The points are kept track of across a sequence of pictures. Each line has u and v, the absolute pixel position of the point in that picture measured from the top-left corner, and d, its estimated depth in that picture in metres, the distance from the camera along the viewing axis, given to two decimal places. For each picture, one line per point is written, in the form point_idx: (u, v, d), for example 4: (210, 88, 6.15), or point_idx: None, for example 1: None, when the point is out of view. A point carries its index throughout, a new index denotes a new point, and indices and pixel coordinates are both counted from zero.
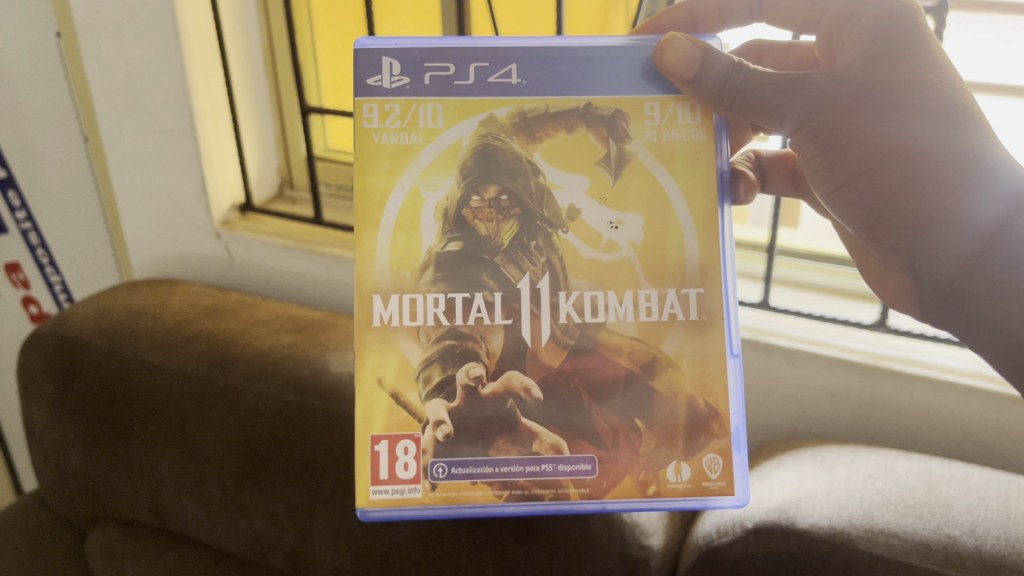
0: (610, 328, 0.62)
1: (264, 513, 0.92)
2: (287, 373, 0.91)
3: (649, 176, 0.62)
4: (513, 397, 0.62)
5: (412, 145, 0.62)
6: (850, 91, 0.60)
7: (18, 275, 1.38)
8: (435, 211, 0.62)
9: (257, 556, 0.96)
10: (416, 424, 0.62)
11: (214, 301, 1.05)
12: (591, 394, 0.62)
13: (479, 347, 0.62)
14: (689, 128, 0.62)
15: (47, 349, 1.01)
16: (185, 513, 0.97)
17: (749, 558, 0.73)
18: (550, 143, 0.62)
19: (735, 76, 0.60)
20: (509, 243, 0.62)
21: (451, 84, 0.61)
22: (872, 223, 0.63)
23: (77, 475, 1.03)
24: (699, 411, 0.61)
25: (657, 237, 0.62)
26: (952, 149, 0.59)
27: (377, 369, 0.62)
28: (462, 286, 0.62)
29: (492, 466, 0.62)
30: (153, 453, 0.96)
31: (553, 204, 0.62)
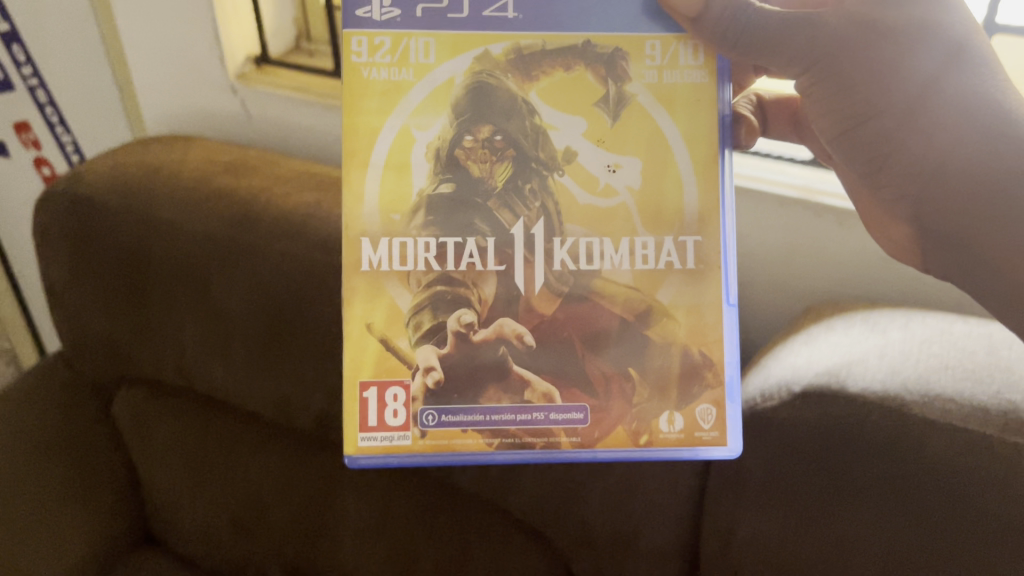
0: (604, 274, 0.54)
1: (292, 374, 0.90)
2: (312, 233, 0.87)
3: (648, 119, 0.54)
4: (505, 344, 0.55)
5: (402, 79, 0.53)
6: (864, 31, 0.53)
7: (29, 135, 1.33)
8: (428, 151, 0.54)
9: (284, 420, 0.95)
10: (405, 370, 0.55)
11: (235, 158, 1.00)
12: (584, 341, 0.56)
13: (470, 294, 0.55)
14: (686, 68, 0.53)
15: (62, 208, 0.97)
16: (212, 378, 0.96)
17: (798, 423, 0.71)
18: (547, 82, 0.54)
19: (738, 11, 0.53)
20: (503, 186, 0.54)
21: (444, 17, 0.53)
22: (876, 169, 0.57)
23: (100, 337, 1.01)
24: (694, 359, 0.55)
25: (657, 183, 0.54)
26: (972, 93, 0.54)
27: (367, 310, 0.55)
28: (450, 229, 0.54)
29: (483, 414, 0.55)
30: (176, 316, 0.94)
31: (548, 146, 0.54)
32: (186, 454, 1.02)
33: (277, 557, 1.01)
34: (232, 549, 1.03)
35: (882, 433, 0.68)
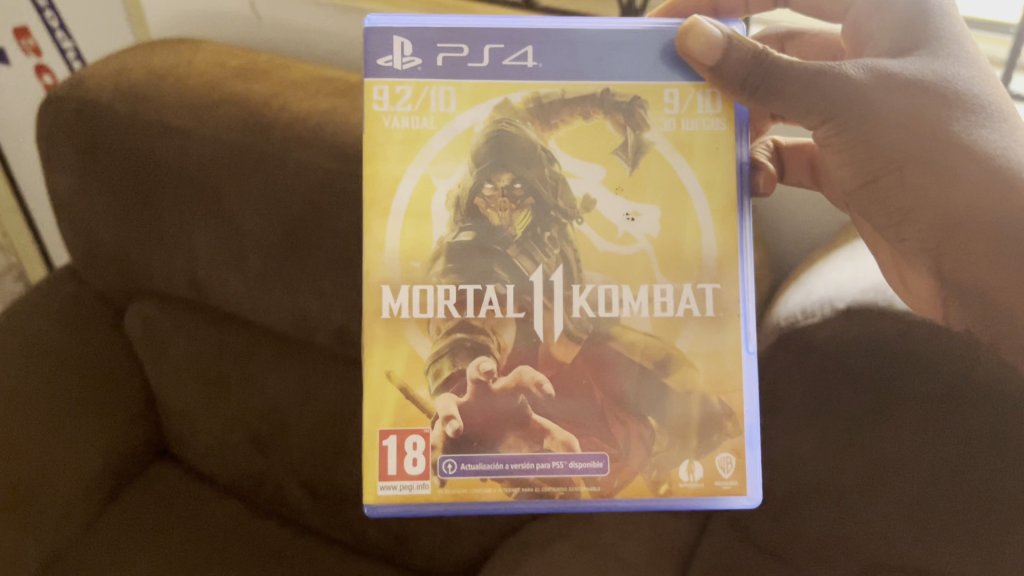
0: (622, 322, 0.54)
1: (308, 287, 0.88)
2: (328, 141, 0.83)
3: (666, 167, 0.54)
4: (525, 393, 0.54)
5: (421, 127, 0.54)
6: (887, 85, 0.55)
7: (29, 42, 1.28)
8: (448, 198, 0.54)
9: (302, 334, 0.93)
10: (425, 419, 0.54)
11: (243, 62, 0.92)
12: (603, 386, 0.55)
13: (490, 341, 0.54)
14: (707, 114, 0.54)
15: (64, 115, 0.92)
16: (227, 290, 0.93)
17: (839, 340, 0.68)
18: (568, 128, 0.54)
19: (762, 61, 0.54)
20: (522, 235, 0.54)
21: (463, 67, 0.54)
22: (898, 224, 0.59)
23: (109, 249, 0.98)
24: (713, 408, 0.54)
25: (675, 231, 0.54)
26: (992, 149, 0.56)
27: (385, 358, 0.54)
28: (466, 273, 0.54)
29: (503, 462, 0.54)
30: (188, 227, 0.90)
31: (567, 194, 0.54)
32: (200, 367, 1.00)
33: (294, 473, 0.99)
34: (250, 463, 1.01)
35: (942, 367, 0.64)
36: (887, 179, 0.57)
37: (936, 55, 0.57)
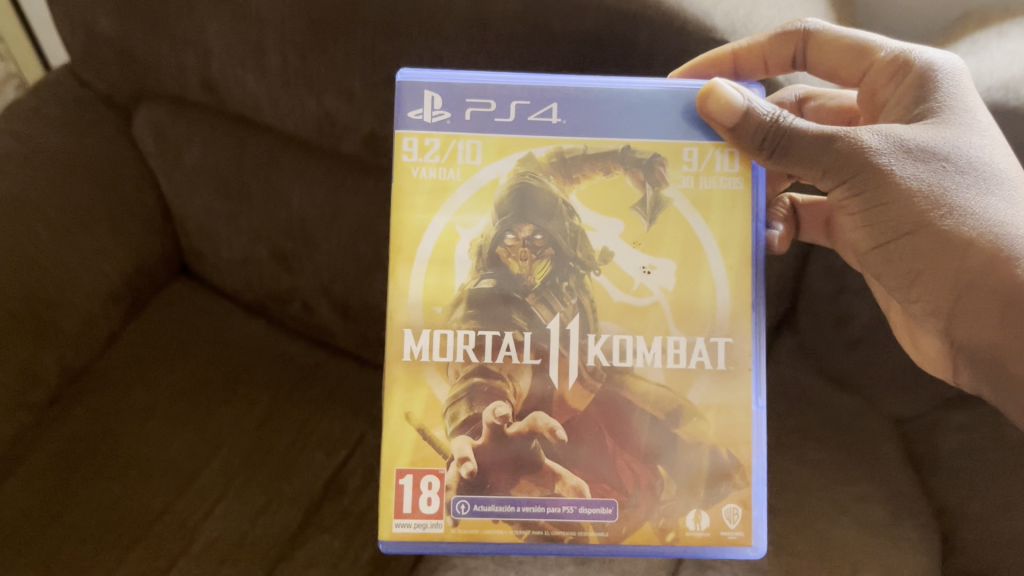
0: (635, 374, 0.55)
1: (336, 87, 0.78)
2: None
3: (683, 225, 0.55)
4: (538, 438, 0.55)
5: (447, 178, 0.55)
6: (897, 151, 0.54)
7: None
8: (471, 247, 0.56)
9: (329, 140, 0.84)
10: (440, 459, 0.55)
11: None
12: (615, 437, 0.55)
13: (506, 386, 0.55)
14: (724, 173, 0.56)
15: None
16: (242, 87, 0.83)
17: None
18: (587, 184, 0.56)
19: (783, 122, 0.55)
20: (541, 283, 0.55)
21: (490, 121, 0.55)
22: (908, 285, 0.57)
23: (110, 44, 0.87)
24: (717, 460, 0.55)
25: (691, 287, 0.55)
26: (996, 219, 0.53)
27: (407, 397, 0.55)
28: (483, 318, 0.55)
29: (514, 504, 0.55)
30: (199, 16, 0.79)
31: (586, 246, 0.56)
32: (220, 179, 0.91)
33: (325, 291, 0.92)
34: (275, 281, 0.95)
35: None
36: (900, 240, 0.55)
37: (945, 125, 0.56)
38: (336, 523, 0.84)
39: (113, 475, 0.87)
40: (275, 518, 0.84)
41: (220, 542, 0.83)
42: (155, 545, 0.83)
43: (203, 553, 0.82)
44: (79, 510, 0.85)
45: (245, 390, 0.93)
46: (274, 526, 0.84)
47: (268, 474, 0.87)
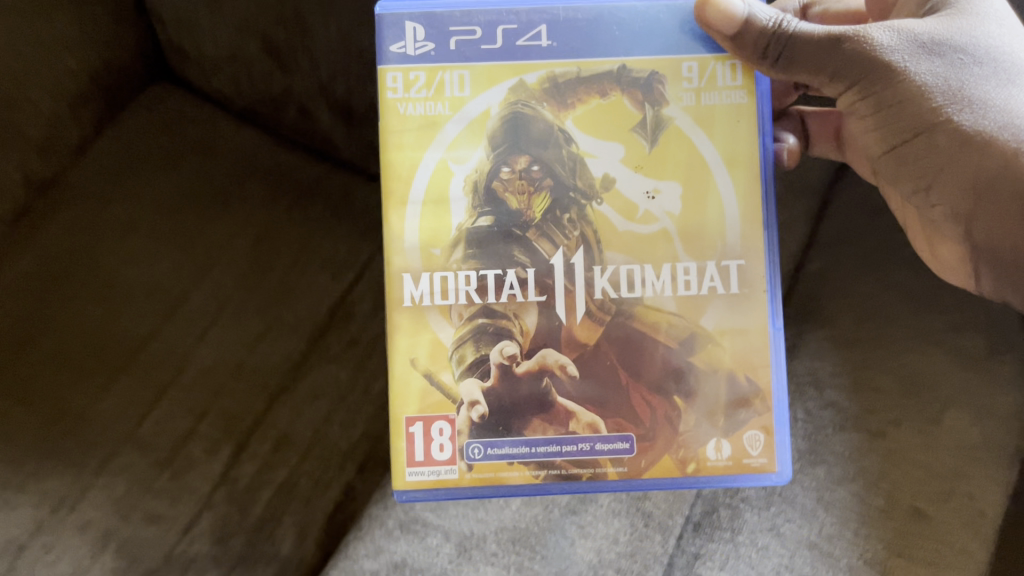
0: (644, 305, 0.52)
1: None
2: None
3: (687, 145, 0.52)
4: (549, 376, 0.52)
5: (433, 113, 0.52)
6: (911, 48, 0.52)
7: None
8: (465, 183, 0.52)
9: None
10: (449, 404, 0.52)
11: None
12: (628, 370, 0.52)
13: (512, 325, 0.52)
14: (728, 91, 0.52)
15: None
16: None
17: None
18: (583, 109, 0.52)
19: (783, 27, 0.52)
20: (541, 217, 0.52)
21: (477, 48, 0.52)
22: (927, 188, 0.54)
23: None
24: (740, 384, 0.53)
25: (697, 208, 0.52)
26: (1016, 109, 0.51)
27: (410, 341, 0.52)
28: (483, 259, 0.52)
29: (529, 445, 0.52)
30: None
31: (586, 174, 0.52)
32: None
33: (324, 92, 0.74)
34: (266, 79, 0.76)
35: None
36: (918, 139, 0.53)
37: (963, 20, 0.53)
38: (344, 351, 0.75)
39: (90, 297, 0.75)
40: (274, 346, 0.74)
41: (214, 372, 0.73)
42: (142, 373, 0.73)
43: (197, 382, 0.73)
44: (53, 333, 0.74)
45: (237, 202, 0.79)
46: (274, 355, 0.74)
47: (267, 298, 0.76)
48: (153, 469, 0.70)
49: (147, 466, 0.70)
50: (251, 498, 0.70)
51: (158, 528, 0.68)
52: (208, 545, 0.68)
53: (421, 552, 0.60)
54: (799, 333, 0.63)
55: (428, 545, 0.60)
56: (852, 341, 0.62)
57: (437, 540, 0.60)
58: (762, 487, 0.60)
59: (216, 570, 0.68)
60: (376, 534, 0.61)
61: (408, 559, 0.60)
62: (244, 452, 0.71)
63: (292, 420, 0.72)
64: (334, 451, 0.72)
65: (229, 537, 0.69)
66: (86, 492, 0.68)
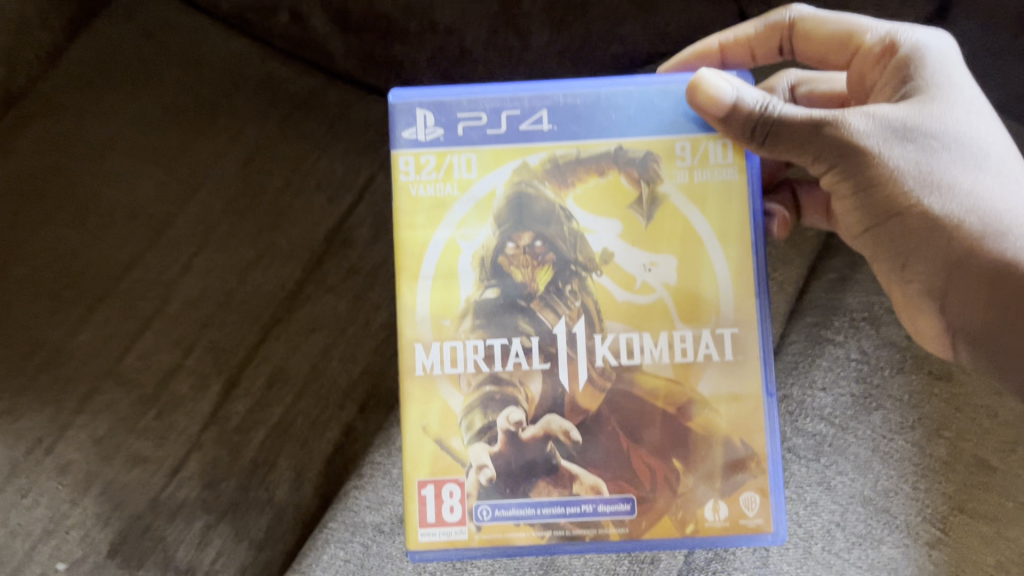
0: (644, 370, 0.46)
1: None
2: None
3: (685, 224, 0.46)
4: (553, 441, 0.45)
5: (443, 194, 0.47)
6: (884, 133, 0.45)
7: None
8: (472, 262, 0.46)
9: None
10: (460, 467, 0.46)
11: None
12: (630, 435, 0.45)
13: (517, 392, 0.46)
14: (717, 169, 0.46)
15: None
16: None
17: None
18: (582, 188, 0.46)
19: (774, 109, 0.45)
20: (544, 291, 0.46)
21: (483, 134, 0.47)
22: (900, 266, 0.48)
23: None
24: (736, 451, 0.45)
25: (694, 284, 0.46)
26: (984, 199, 0.45)
27: (421, 409, 0.46)
28: (492, 329, 0.46)
29: (534, 506, 0.45)
30: None
31: (585, 250, 0.46)
32: None
33: None
34: None
35: None
36: (892, 222, 0.47)
37: (930, 98, 0.47)
38: (343, 281, 0.68)
39: (66, 221, 0.68)
40: (267, 274, 0.68)
41: (202, 303, 0.67)
42: (124, 303, 0.67)
43: (183, 314, 0.66)
44: (28, 260, 0.67)
45: (225, 118, 0.71)
46: (267, 283, 0.67)
47: (259, 221, 0.69)
48: (137, 408, 0.64)
49: (130, 404, 0.64)
50: (243, 439, 0.63)
51: (142, 471, 0.63)
52: (197, 488, 0.62)
53: None
54: (853, 264, 0.56)
55: None
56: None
57: None
58: (813, 436, 0.54)
59: (206, 515, 0.62)
60: (378, 484, 0.52)
61: None
62: (236, 389, 0.65)
63: (287, 354, 0.66)
64: (334, 388, 0.65)
65: (220, 480, 0.63)
66: (65, 431, 0.62)
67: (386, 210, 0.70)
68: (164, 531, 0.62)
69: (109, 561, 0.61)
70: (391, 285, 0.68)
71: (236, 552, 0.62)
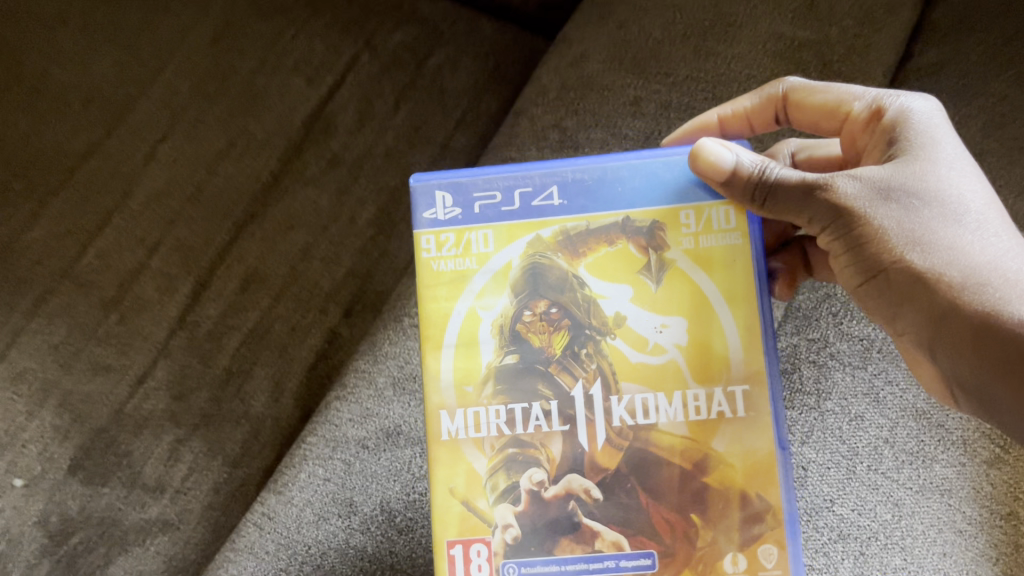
0: (658, 429, 0.35)
1: None
2: None
3: (692, 293, 0.35)
4: (576, 498, 0.35)
5: (462, 267, 0.37)
6: (868, 197, 0.34)
7: None
8: (493, 336, 0.36)
9: None
10: (488, 527, 0.35)
11: None
12: (647, 488, 0.34)
13: (540, 452, 0.35)
14: (719, 236, 0.35)
15: None
16: None
17: None
18: (594, 257, 0.36)
19: (770, 173, 0.35)
20: (563, 356, 0.36)
21: (503, 212, 0.37)
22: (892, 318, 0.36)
23: None
24: (754, 509, 0.34)
25: (707, 359, 0.35)
26: (983, 267, 0.33)
27: (445, 470, 0.36)
28: (515, 395, 0.36)
29: (557, 563, 0.34)
30: None
31: (597, 317, 0.36)
32: None
33: None
34: None
35: None
36: (874, 287, 0.36)
37: (911, 147, 0.36)
38: (324, 174, 0.61)
39: (15, 105, 0.61)
40: (240, 166, 0.61)
41: (167, 197, 0.60)
42: (81, 196, 0.60)
43: (147, 209, 0.60)
44: None
45: None
46: (238, 176, 0.61)
47: (230, 105, 0.62)
48: (97, 311, 0.57)
49: (90, 307, 0.57)
50: (215, 346, 0.57)
51: (105, 381, 0.56)
52: (165, 401, 0.56)
53: (419, 419, 0.45)
54: None
55: None
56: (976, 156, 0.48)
57: None
58: (859, 341, 0.46)
59: (175, 430, 0.56)
60: (362, 395, 0.45)
61: (404, 427, 0.45)
62: (206, 291, 0.58)
63: (262, 256, 0.59)
64: (315, 292, 0.58)
65: (191, 392, 0.56)
66: (19, 335, 0.57)
67: (372, 94, 0.62)
68: (129, 446, 0.55)
69: (71, 478, 0.55)
70: (376, 178, 0.61)
71: (209, 469, 0.55)
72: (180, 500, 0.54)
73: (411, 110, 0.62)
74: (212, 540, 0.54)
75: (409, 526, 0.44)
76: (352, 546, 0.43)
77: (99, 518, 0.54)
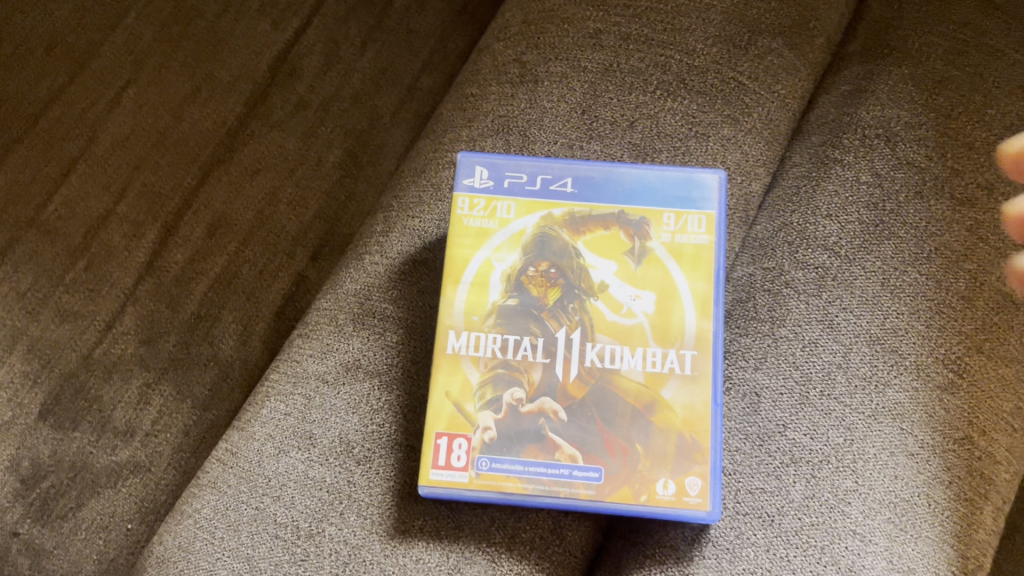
0: (620, 373, 0.39)
1: None
2: None
3: (660, 273, 0.40)
4: (545, 416, 0.38)
5: (486, 226, 0.41)
6: None
7: None
8: (503, 285, 0.40)
9: None
10: (471, 425, 0.38)
11: None
12: (603, 415, 0.38)
13: (524, 376, 0.39)
14: (691, 235, 0.40)
15: None
16: None
17: None
18: (591, 236, 0.41)
19: None
20: (553, 308, 0.40)
21: (527, 190, 0.41)
22: None
23: None
24: (684, 447, 0.38)
25: (669, 322, 0.39)
26: None
27: (444, 375, 0.39)
28: (512, 329, 0.40)
29: (522, 464, 0.38)
30: None
31: (585, 279, 0.40)
32: None
33: None
34: None
35: None
36: None
37: None
38: (290, 117, 0.60)
39: None
40: (205, 112, 0.60)
41: (133, 144, 0.60)
42: (44, 143, 0.59)
43: (112, 154, 0.59)
44: None
45: None
46: (204, 121, 0.60)
47: (195, 52, 0.61)
48: (63, 258, 0.57)
49: (56, 254, 0.57)
50: (183, 291, 0.57)
51: (72, 327, 0.56)
52: (134, 345, 0.56)
53: (378, 352, 0.42)
54: (871, 71, 0.46)
55: (386, 344, 0.42)
56: (942, 79, 0.44)
57: (397, 338, 0.43)
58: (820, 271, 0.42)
59: (144, 374, 0.55)
60: (324, 330, 0.43)
61: (364, 360, 0.42)
62: (174, 236, 0.58)
63: (229, 200, 0.59)
64: (281, 236, 0.58)
65: (160, 336, 0.56)
66: None
67: (338, 37, 0.62)
68: (99, 391, 0.55)
69: (41, 423, 0.54)
70: (342, 121, 0.60)
71: (178, 412, 0.55)
72: (151, 443, 0.54)
73: (376, 52, 0.62)
74: (183, 481, 0.54)
75: (367, 457, 0.40)
76: (311, 478, 0.40)
77: (70, 462, 0.54)
